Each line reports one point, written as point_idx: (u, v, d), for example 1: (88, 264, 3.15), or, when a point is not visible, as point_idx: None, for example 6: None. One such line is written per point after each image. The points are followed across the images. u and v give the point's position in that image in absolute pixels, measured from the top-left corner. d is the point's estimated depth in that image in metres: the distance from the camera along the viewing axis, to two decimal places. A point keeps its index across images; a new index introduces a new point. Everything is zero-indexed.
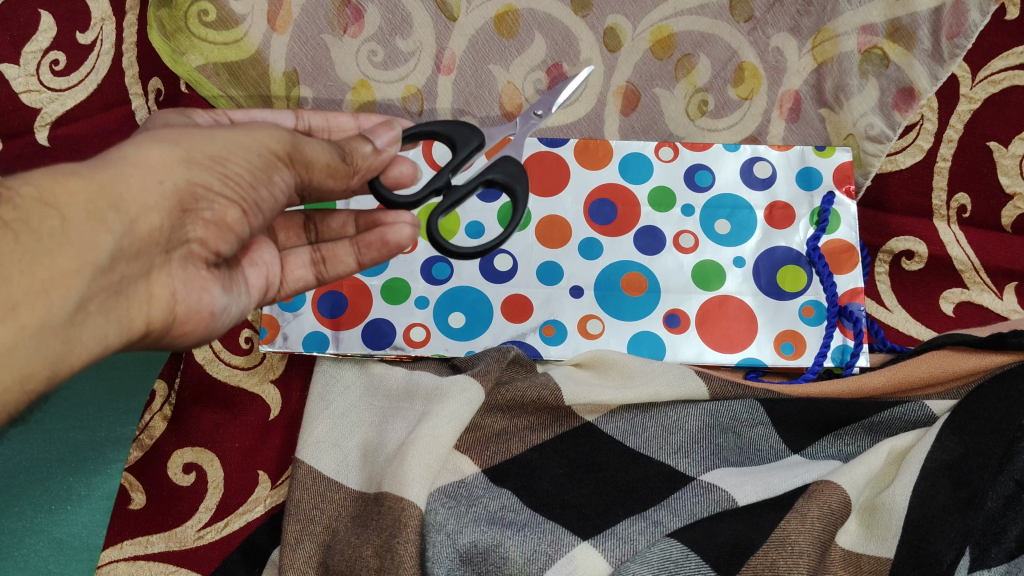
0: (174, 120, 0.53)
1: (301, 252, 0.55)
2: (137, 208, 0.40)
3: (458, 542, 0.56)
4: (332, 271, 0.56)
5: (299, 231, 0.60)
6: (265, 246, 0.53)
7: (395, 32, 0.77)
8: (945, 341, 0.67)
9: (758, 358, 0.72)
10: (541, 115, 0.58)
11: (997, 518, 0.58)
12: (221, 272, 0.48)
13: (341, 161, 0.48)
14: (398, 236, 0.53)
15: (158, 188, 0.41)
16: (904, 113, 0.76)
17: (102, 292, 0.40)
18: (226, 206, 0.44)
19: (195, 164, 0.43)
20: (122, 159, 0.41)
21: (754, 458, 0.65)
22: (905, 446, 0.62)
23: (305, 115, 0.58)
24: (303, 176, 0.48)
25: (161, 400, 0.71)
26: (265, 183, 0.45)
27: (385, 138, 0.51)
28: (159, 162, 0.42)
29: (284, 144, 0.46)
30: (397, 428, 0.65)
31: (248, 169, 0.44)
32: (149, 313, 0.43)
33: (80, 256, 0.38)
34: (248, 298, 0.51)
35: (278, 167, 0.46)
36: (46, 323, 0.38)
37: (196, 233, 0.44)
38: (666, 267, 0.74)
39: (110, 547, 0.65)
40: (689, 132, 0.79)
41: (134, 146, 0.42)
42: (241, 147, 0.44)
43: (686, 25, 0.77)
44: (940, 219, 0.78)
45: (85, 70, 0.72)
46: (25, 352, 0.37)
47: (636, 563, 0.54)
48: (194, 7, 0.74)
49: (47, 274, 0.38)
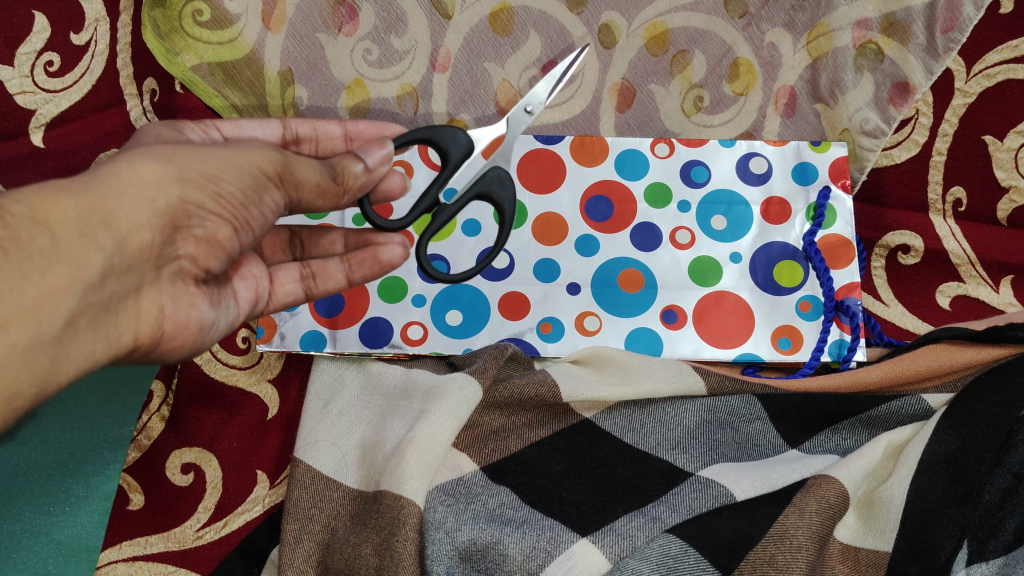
0: (164, 132, 0.53)
1: (291, 268, 0.55)
2: (129, 224, 0.40)
3: (457, 539, 0.57)
4: (321, 287, 0.56)
5: (285, 247, 0.60)
6: (253, 261, 0.53)
7: (389, 31, 0.77)
8: (942, 335, 0.67)
9: (755, 353, 0.72)
10: (532, 112, 0.57)
11: (995, 509, 0.59)
12: (209, 287, 0.48)
13: (331, 180, 0.49)
14: (391, 256, 0.55)
15: (150, 206, 0.41)
16: (900, 107, 0.76)
17: (92, 308, 0.39)
18: (217, 223, 0.44)
19: (189, 183, 0.42)
20: (115, 176, 0.40)
21: (753, 454, 0.64)
22: (903, 440, 0.62)
23: (293, 124, 0.58)
24: (293, 195, 0.48)
25: (158, 401, 0.71)
26: (255, 203, 0.46)
27: (377, 157, 0.51)
28: (153, 179, 0.41)
29: (275, 165, 0.46)
30: (396, 426, 0.65)
31: (240, 189, 0.44)
32: (136, 329, 0.43)
33: (69, 272, 0.38)
34: (236, 312, 0.51)
35: (268, 187, 0.46)
36: (35, 341, 0.37)
37: (186, 249, 0.44)
38: (662, 262, 0.74)
39: (110, 547, 0.66)
40: (684, 128, 0.79)
41: (126, 161, 0.42)
42: (234, 167, 0.44)
43: (681, 21, 0.76)
44: (936, 213, 0.78)
45: (80, 70, 0.71)
46: (13, 369, 0.37)
47: (635, 560, 0.54)
48: (189, 7, 0.74)
49: (37, 290, 0.37)
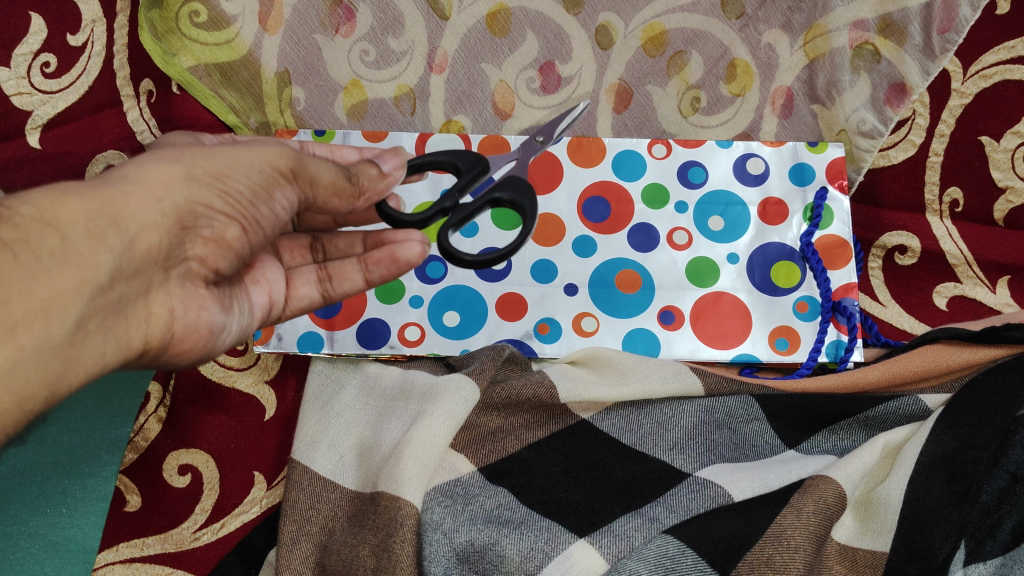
0: (179, 139, 0.52)
1: (308, 271, 0.55)
2: (137, 226, 0.40)
3: (454, 540, 0.57)
4: (338, 288, 0.55)
5: (305, 251, 0.58)
6: (269, 264, 0.53)
7: (387, 31, 0.77)
8: (938, 335, 0.67)
9: (753, 354, 0.72)
10: (543, 141, 0.57)
11: (992, 511, 0.58)
12: (220, 289, 0.47)
13: (346, 181, 0.49)
14: (409, 254, 0.52)
15: (157, 207, 0.41)
16: (897, 108, 0.76)
17: (101, 310, 0.39)
18: (226, 223, 0.44)
19: (196, 182, 0.43)
20: (123, 179, 0.41)
21: (749, 454, 0.65)
22: (900, 440, 0.62)
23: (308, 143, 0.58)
24: (308, 193, 0.48)
25: (155, 403, 0.71)
26: (265, 201, 0.45)
27: (391, 163, 0.51)
28: (159, 181, 0.42)
29: (288, 160, 0.46)
30: (392, 428, 0.65)
31: (249, 186, 0.44)
32: (147, 331, 0.43)
33: (79, 274, 0.38)
34: (251, 317, 0.51)
35: (281, 183, 0.46)
36: (45, 344, 0.37)
37: (194, 250, 0.44)
38: (659, 263, 0.74)
39: (105, 550, 0.65)
40: (682, 129, 0.79)
41: (135, 166, 0.42)
42: (244, 165, 0.44)
43: (679, 21, 0.77)
44: (933, 214, 0.78)
45: (76, 71, 0.72)
46: (24, 372, 0.37)
47: (632, 561, 0.54)
48: (186, 8, 0.74)
49: (46, 292, 0.37)
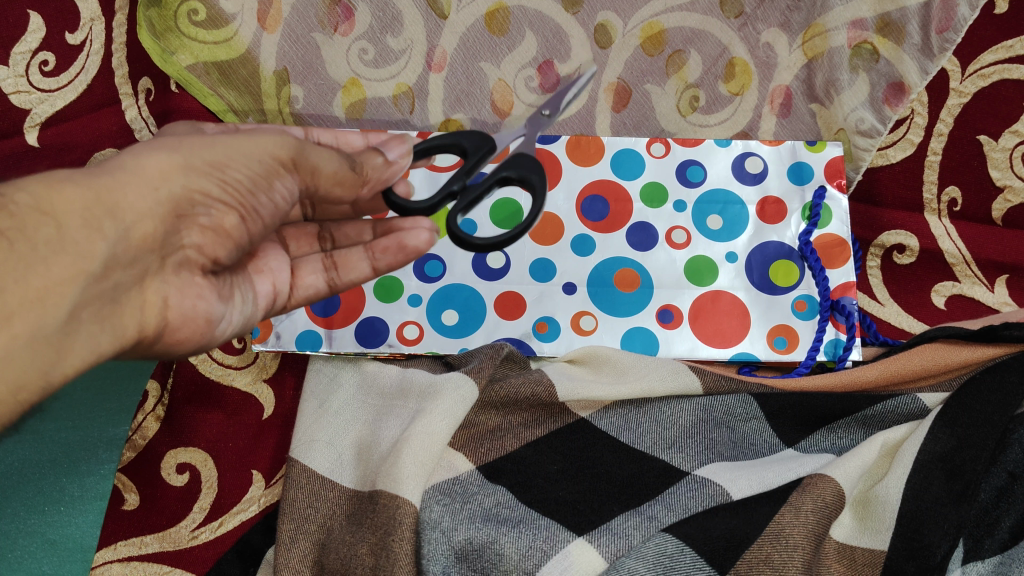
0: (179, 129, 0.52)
1: (314, 260, 0.55)
2: (133, 215, 0.40)
3: (453, 539, 0.57)
4: (344, 277, 0.55)
5: (314, 240, 0.57)
6: (273, 254, 0.53)
7: (385, 30, 0.76)
8: (936, 334, 0.67)
9: (751, 353, 0.72)
10: (548, 114, 0.57)
11: (991, 509, 0.58)
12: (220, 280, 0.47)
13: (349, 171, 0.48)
14: (417, 242, 0.52)
15: (154, 195, 0.41)
16: (895, 107, 0.76)
17: (96, 299, 0.39)
18: (224, 212, 0.44)
19: (195, 171, 0.42)
20: (119, 167, 0.41)
21: (747, 453, 0.65)
22: (899, 438, 0.62)
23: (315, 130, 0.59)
24: (308, 184, 0.48)
25: (154, 400, 0.71)
26: (264, 190, 0.45)
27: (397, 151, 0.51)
28: (157, 171, 0.42)
29: (287, 151, 0.46)
30: (391, 426, 0.65)
31: (248, 176, 0.44)
32: (141, 321, 0.43)
33: (74, 263, 0.38)
34: (254, 307, 0.51)
35: (280, 174, 0.46)
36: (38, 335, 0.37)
37: (191, 239, 0.44)
38: (658, 262, 0.75)
39: (105, 548, 0.66)
40: (680, 128, 0.79)
41: (132, 154, 0.42)
42: (242, 155, 0.44)
43: (678, 21, 0.77)
44: (931, 212, 0.78)
45: (74, 70, 0.72)
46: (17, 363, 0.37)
47: (631, 559, 0.54)
48: (184, 7, 0.74)
49: (42, 282, 0.37)
